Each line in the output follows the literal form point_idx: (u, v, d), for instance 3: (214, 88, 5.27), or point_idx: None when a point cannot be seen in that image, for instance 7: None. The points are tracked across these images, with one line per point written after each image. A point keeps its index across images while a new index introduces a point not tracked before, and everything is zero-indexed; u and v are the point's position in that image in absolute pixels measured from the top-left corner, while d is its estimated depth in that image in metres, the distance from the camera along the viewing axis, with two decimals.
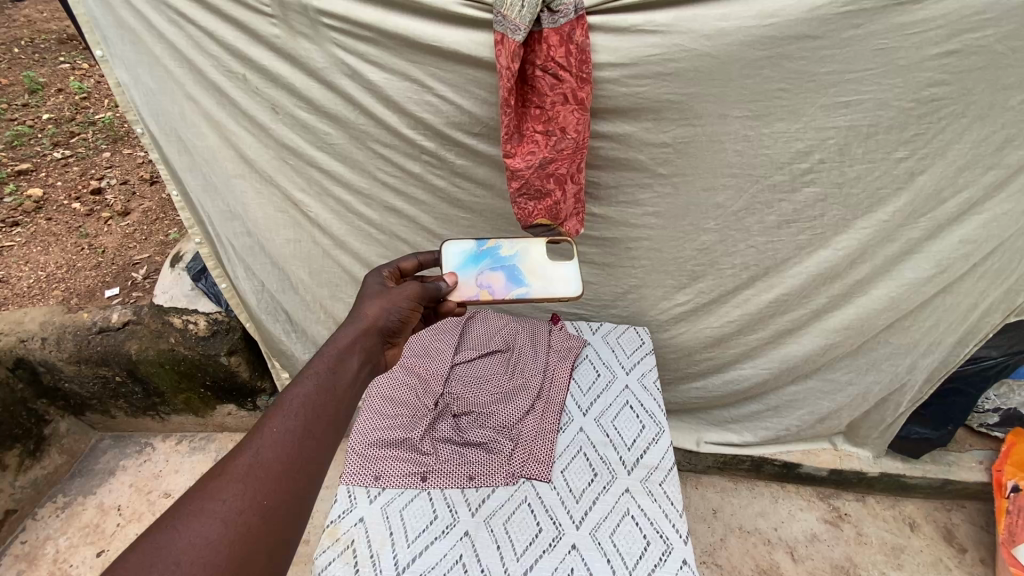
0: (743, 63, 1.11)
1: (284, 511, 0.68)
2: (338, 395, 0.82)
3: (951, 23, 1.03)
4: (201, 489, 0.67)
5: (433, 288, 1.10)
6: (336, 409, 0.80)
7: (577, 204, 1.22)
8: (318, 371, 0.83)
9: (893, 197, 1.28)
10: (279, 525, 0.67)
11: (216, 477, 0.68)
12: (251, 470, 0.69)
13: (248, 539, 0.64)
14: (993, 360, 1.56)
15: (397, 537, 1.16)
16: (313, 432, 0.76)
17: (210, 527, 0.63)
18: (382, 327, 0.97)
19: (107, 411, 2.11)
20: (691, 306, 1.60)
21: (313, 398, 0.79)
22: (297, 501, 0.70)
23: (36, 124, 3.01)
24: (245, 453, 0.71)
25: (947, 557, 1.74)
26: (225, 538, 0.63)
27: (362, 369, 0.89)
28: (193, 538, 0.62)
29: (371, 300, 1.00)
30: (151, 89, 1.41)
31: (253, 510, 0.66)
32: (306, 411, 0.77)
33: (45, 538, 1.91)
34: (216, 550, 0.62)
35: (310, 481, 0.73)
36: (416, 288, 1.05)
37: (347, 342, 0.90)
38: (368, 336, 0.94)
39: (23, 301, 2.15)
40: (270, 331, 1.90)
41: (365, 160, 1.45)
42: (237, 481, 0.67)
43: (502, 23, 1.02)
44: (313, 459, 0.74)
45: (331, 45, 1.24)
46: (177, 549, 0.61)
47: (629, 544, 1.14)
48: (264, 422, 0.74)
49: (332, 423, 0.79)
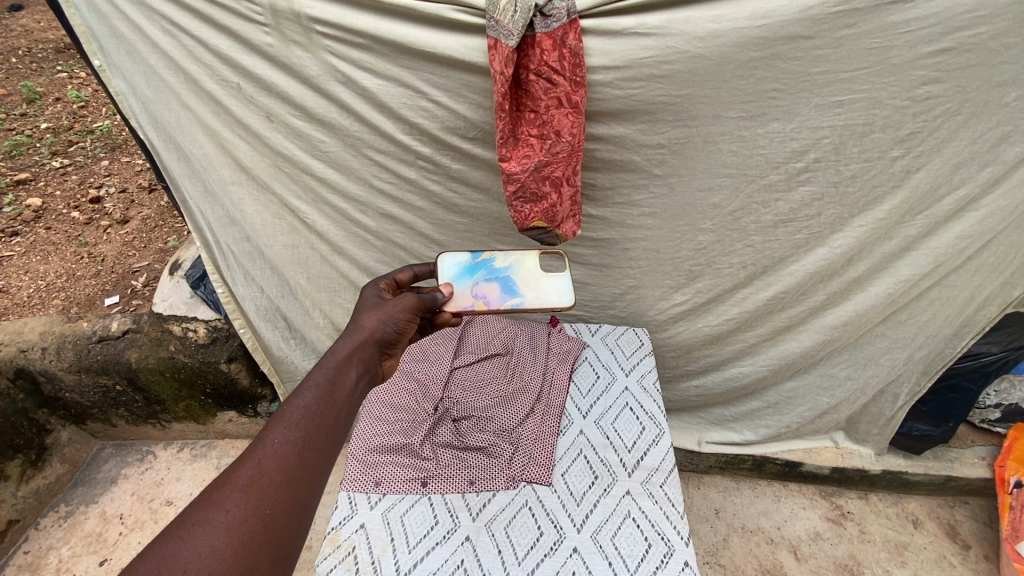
0: (736, 64, 1.11)
1: (286, 518, 0.68)
2: (337, 405, 0.82)
3: (943, 21, 1.03)
4: (204, 499, 0.67)
5: (429, 297, 1.10)
6: (335, 419, 0.80)
7: (572, 207, 1.23)
8: (316, 384, 0.83)
9: (890, 195, 1.28)
10: (282, 534, 0.67)
11: (219, 487, 0.68)
12: (253, 480, 0.69)
13: (251, 547, 0.64)
14: (993, 356, 1.57)
15: (399, 543, 1.16)
16: (313, 443, 0.76)
17: (215, 536, 0.63)
18: (380, 338, 0.97)
19: (108, 419, 2.11)
20: (689, 305, 1.60)
21: (312, 410, 0.79)
22: (299, 508, 0.70)
23: (34, 133, 3.02)
24: (247, 464, 0.71)
25: (950, 554, 1.73)
26: (229, 546, 0.63)
27: (360, 380, 0.89)
28: (199, 546, 0.62)
29: (368, 312, 1.00)
30: (149, 98, 1.42)
31: (256, 519, 0.66)
32: (306, 422, 0.77)
33: (48, 547, 1.91)
34: (220, 559, 0.62)
35: (310, 489, 0.73)
36: (412, 299, 1.04)
37: (347, 354, 0.90)
38: (365, 348, 0.93)
39: (23, 311, 2.15)
40: (268, 338, 1.90)
41: (362, 167, 1.45)
42: (240, 491, 0.67)
43: (495, 28, 1.02)
44: (313, 468, 0.74)
45: (324, 52, 1.24)
46: (182, 557, 0.61)
47: (631, 546, 1.14)
48: (265, 433, 0.74)
49: (332, 432, 0.79)
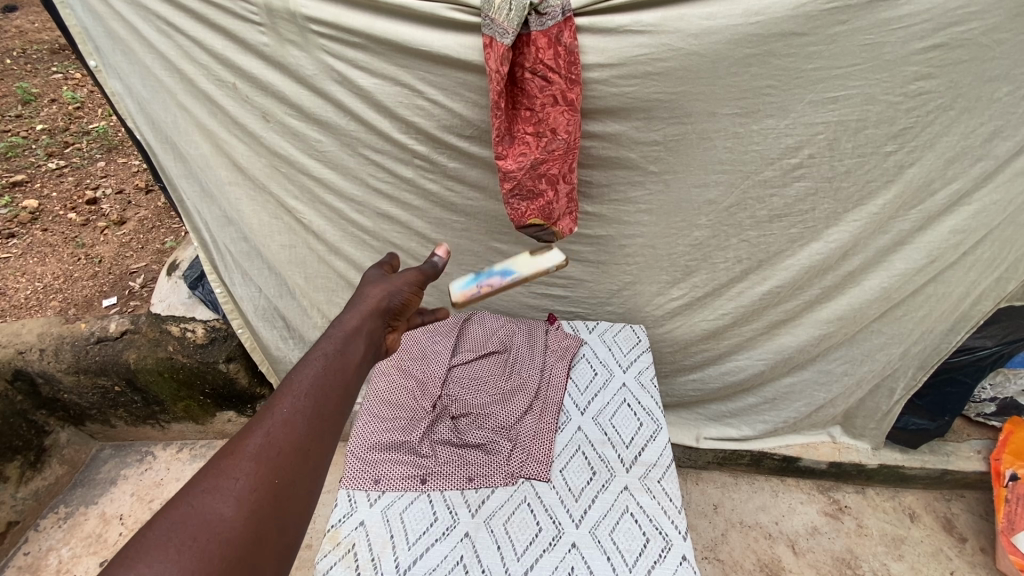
0: (731, 61, 1.12)
1: (294, 487, 0.68)
2: (344, 375, 0.82)
3: (936, 16, 1.04)
4: (214, 468, 0.67)
5: (430, 263, 1.09)
6: (343, 389, 0.80)
7: (569, 203, 1.23)
8: (324, 356, 0.83)
9: (884, 189, 1.29)
10: (291, 503, 0.67)
11: (229, 456, 0.68)
12: (262, 449, 0.69)
13: (261, 515, 0.64)
14: (988, 350, 1.58)
15: (398, 540, 1.17)
16: (321, 414, 0.75)
17: (225, 504, 0.64)
18: (385, 310, 0.97)
19: (106, 421, 2.11)
20: (685, 300, 1.61)
21: (320, 381, 0.79)
22: (307, 477, 0.70)
23: (30, 135, 3.02)
24: (255, 434, 0.71)
25: (947, 546, 1.75)
26: (239, 514, 0.63)
27: (367, 350, 0.89)
28: (208, 514, 0.62)
29: (373, 285, 1.00)
30: (145, 98, 1.42)
31: (265, 487, 0.66)
32: (313, 392, 0.77)
33: (49, 549, 1.91)
34: (230, 525, 0.62)
35: (319, 457, 0.72)
36: (416, 273, 1.04)
37: (354, 325, 0.90)
38: (372, 320, 0.93)
39: (21, 313, 2.14)
40: (266, 337, 1.91)
41: (359, 167, 1.45)
42: (248, 460, 0.67)
43: (490, 26, 1.03)
44: (321, 436, 0.73)
45: (320, 51, 1.24)
46: (191, 523, 0.61)
47: (629, 541, 1.14)
48: (273, 404, 0.74)
49: (339, 401, 0.79)
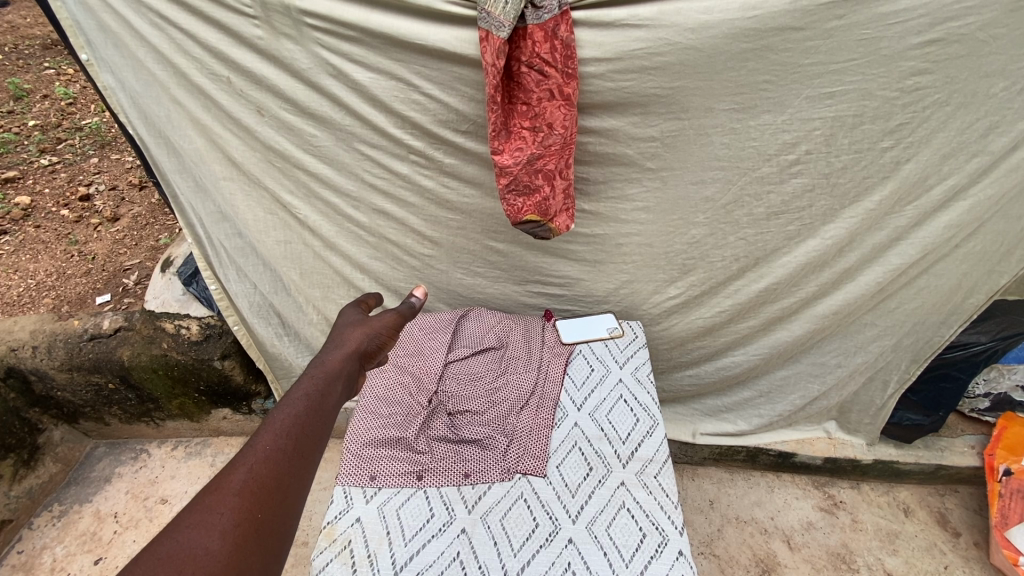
0: (728, 56, 1.11)
1: (277, 522, 0.66)
2: (325, 412, 0.81)
3: (933, 11, 1.04)
4: (198, 503, 0.64)
5: (403, 309, 1.15)
6: (325, 424, 0.79)
7: (566, 200, 1.22)
8: (307, 393, 0.82)
9: (880, 185, 1.29)
10: (274, 538, 0.64)
11: (213, 490, 0.65)
12: (247, 483, 0.66)
13: (245, 551, 0.62)
14: (982, 345, 1.60)
15: (395, 537, 1.16)
16: (305, 447, 0.74)
17: (210, 539, 0.61)
18: (363, 351, 0.99)
19: (100, 418, 2.10)
20: (682, 298, 1.61)
21: (303, 417, 0.77)
22: (291, 512, 0.67)
23: (22, 131, 2.99)
24: (240, 469, 0.68)
25: (942, 541, 1.75)
26: (224, 550, 0.61)
27: (346, 391, 0.88)
28: (193, 549, 0.59)
29: (353, 328, 1.02)
30: (137, 92, 1.41)
31: (249, 522, 0.64)
32: (296, 428, 0.75)
33: (42, 547, 1.90)
34: (215, 562, 0.59)
35: (301, 494, 0.70)
36: (393, 317, 1.09)
37: (334, 366, 0.91)
38: (352, 360, 0.95)
39: (11, 310, 2.12)
40: (260, 333, 1.90)
41: (353, 161, 1.44)
42: (233, 495, 0.65)
43: (486, 19, 1.02)
44: (304, 472, 0.71)
45: (314, 45, 1.23)
46: (176, 560, 0.58)
47: (626, 536, 1.14)
48: (256, 439, 0.72)
49: (321, 435, 0.77)
